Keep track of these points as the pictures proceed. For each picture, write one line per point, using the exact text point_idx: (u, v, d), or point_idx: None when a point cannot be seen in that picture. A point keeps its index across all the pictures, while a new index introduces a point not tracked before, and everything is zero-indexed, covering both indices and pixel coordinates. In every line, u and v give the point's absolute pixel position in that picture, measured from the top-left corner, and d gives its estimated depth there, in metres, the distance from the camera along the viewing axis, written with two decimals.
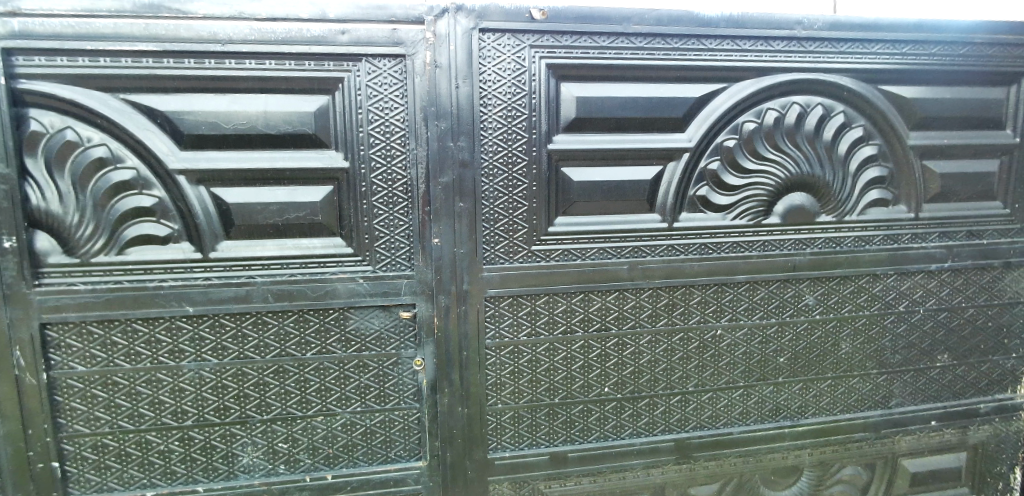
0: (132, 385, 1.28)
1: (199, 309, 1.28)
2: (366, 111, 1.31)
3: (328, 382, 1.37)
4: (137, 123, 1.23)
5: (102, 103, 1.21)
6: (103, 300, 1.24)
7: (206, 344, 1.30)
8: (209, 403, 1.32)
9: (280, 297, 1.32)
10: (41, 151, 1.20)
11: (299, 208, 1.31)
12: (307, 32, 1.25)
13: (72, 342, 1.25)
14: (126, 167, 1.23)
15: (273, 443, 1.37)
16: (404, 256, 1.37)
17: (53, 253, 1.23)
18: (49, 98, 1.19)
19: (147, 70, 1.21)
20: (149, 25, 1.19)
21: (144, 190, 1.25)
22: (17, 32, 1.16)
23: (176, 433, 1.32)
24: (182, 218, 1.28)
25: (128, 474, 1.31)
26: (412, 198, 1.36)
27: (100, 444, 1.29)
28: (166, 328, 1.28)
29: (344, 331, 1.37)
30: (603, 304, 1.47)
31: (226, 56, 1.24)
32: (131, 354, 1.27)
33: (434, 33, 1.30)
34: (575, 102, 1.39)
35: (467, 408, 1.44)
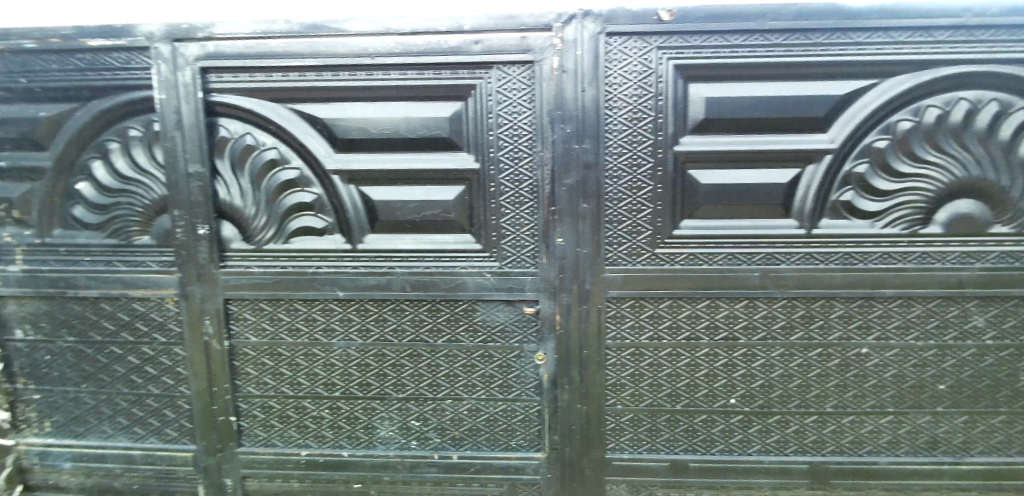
0: (293, 357, 1.45)
1: (348, 294, 1.43)
2: (496, 116, 1.38)
3: (456, 368, 1.47)
4: (302, 129, 1.39)
5: (275, 112, 1.38)
6: (271, 281, 1.42)
7: (354, 325, 1.44)
8: (354, 378, 1.46)
9: (416, 287, 1.43)
10: (228, 153, 1.39)
11: (434, 206, 1.42)
12: (445, 44, 1.35)
13: (248, 316, 1.43)
14: (292, 167, 1.40)
15: (406, 420, 1.48)
16: (528, 254, 1.42)
17: (235, 240, 1.42)
18: (235, 108, 1.37)
19: (310, 83, 1.37)
20: (314, 44, 1.34)
21: (306, 188, 1.41)
22: (212, 54, 1.34)
23: (326, 402, 1.47)
24: (336, 213, 1.43)
25: (287, 434, 1.48)
26: (537, 198, 1.40)
27: (267, 405, 1.47)
28: (321, 308, 1.43)
29: (472, 322, 1.45)
30: (731, 312, 1.41)
31: (375, 68, 1.37)
32: (292, 329, 1.44)
33: (562, 39, 1.34)
34: (704, 103, 1.36)
35: (586, 406, 1.46)
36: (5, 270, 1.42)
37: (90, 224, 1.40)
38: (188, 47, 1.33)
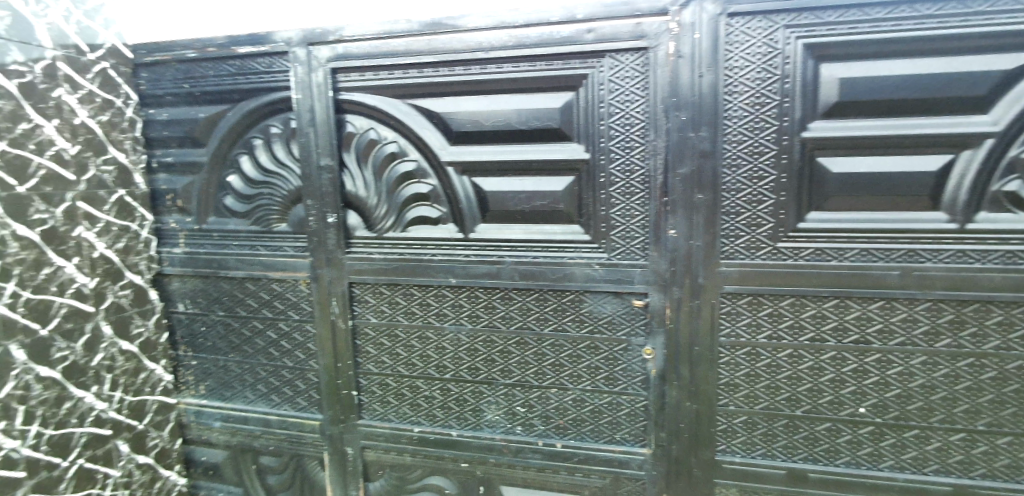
0: (409, 338, 1.54)
1: (460, 281, 1.49)
2: (607, 105, 1.36)
3: (561, 358, 1.48)
4: (420, 123, 1.46)
5: (396, 108, 1.46)
6: (390, 267, 1.51)
7: (464, 311, 1.50)
8: (464, 362, 1.52)
9: (524, 276, 1.46)
10: (354, 147, 1.49)
11: (544, 196, 1.43)
12: (557, 34, 1.35)
13: (369, 299, 1.54)
14: (410, 160, 1.48)
15: (512, 406, 1.52)
16: (638, 245, 1.40)
17: (359, 228, 1.53)
18: (360, 105, 1.47)
19: (428, 79, 1.43)
20: (431, 41, 1.40)
21: (422, 179, 1.48)
22: (341, 55, 1.44)
23: (437, 383, 1.55)
24: (449, 203, 1.49)
25: (402, 410, 1.58)
26: (649, 188, 1.37)
27: (385, 382, 1.57)
28: (435, 294, 1.51)
29: (579, 312, 1.45)
30: (863, 313, 1.29)
31: (488, 62, 1.40)
32: (408, 313, 1.53)
33: (679, 23, 1.29)
34: (837, 84, 1.23)
35: (695, 404, 1.41)
36: (171, 252, 1.63)
37: (238, 213, 1.57)
38: (321, 50, 1.44)
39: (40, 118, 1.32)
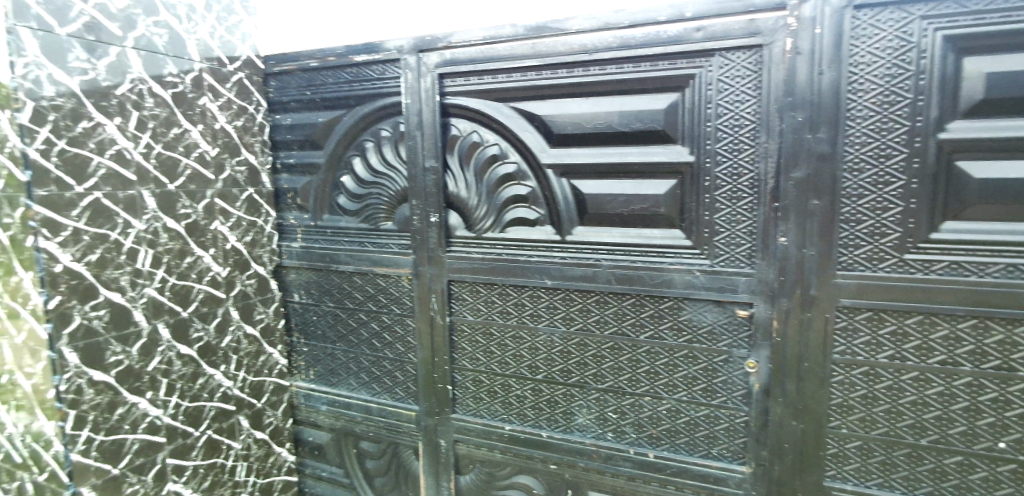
0: (503, 337, 1.57)
1: (555, 282, 1.49)
2: (715, 105, 1.31)
3: (657, 366, 1.44)
4: (521, 126, 1.48)
5: (498, 111, 1.49)
6: (488, 266, 1.55)
7: (559, 313, 1.51)
8: (557, 363, 1.53)
9: (621, 281, 1.44)
10: (457, 149, 1.55)
11: (644, 200, 1.40)
12: (664, 34, 1.32)
13: (467, 296, 1.59)
14: (510, 162, 1.51)
15: (604, 411, 1.50)
16: (744, 253, 1.33)
17: (459, 227, 1.58)
18: (464, 109, 1.52)
19: (530, 82, 1.45)
20: (536, 44, 1.42)
21: (521, 181, 1.51)
22: (448, 60, 1.50)
23: (529, 383, 1.56)
24: (547, 205, 1.50)
25: (493, 407, 1.61)
26: (758, 193, 1.30)
27: (478, 379, 1.61)
28: (530, 295, 1.53)
29: (677, 320, 1.41)
30: (1007, 337, 1.14)
31: (592, 64, 1.39)
32: (503, 312, 1.56)
33: (797, 18, 1.21)
34: (983, 79, 1.09)
35: (802, 424, 1.32)
36: (289, 246, 1.77)
37: (350, 211, 1.68)
38: (430, 56, 1.51)
39: (188, 123, 1.49)
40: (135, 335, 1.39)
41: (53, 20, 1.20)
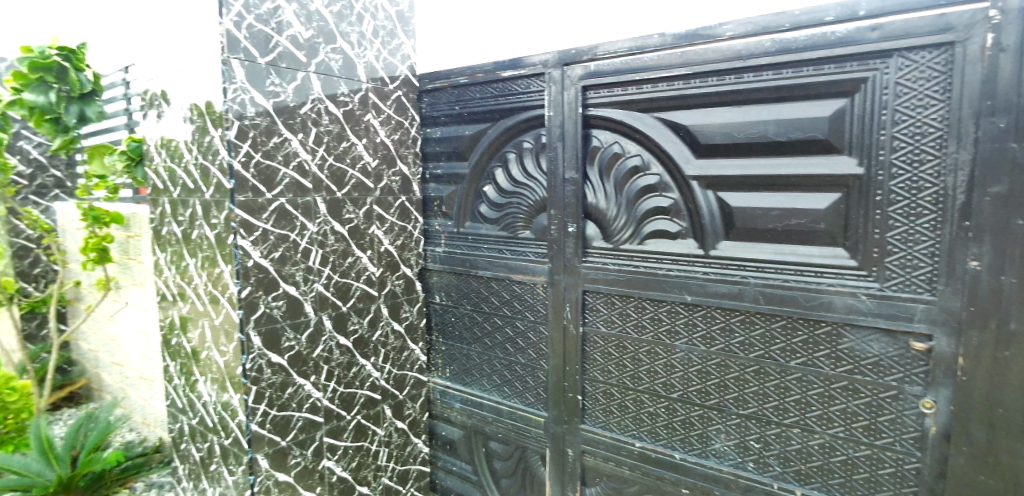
0: (637, 352, 1.54)
1: (696, 299, 1.43)
2: (891, 111, 1.18)
3: (809, 396, 1.32)
4: (665, 136, 1.45)
5: (641, 122, 1.48)
6: (624, 278, 1.53)
7: (698, 332, 1.45)
8: (694, 384, 1.46)
9: (770, 301, 1.34)
10: (598, 160, 1.56)
11: (801, 215, 1.30)
12: (831, 35, 1.22)
13: (601, 308, 1.59)
14: (652, 173, 1.49)
15: (745, 439, 1.41)
16: (923, 276, 1.18)
17: (596, 238, 1.59)
18: (607, 120, 1.53)
19: (678, 91, 1.42)
20: (685, 52, 1.39)
21: (663, 193, 1.48)
22: (593, 72, 1.52)
23: (663, 401, 1.51)
24: (690, 218, 1.45)
25: (624, 422, 1.58)
26: (944, 210, 1.14)
27: (609, 392, 1.60)
28: (667, 310, 1.48)
29: (835, 348, 1.28)
30: None
31: (747, 71, 1.33)
32: (638, 326, 1.53)
33: (1002, 9, 1.05)
34: None
35: (994, 480, 1.12)
36: (434, 250, 1.90)
37: (490, 219, 1.76)
38: (575, 69, 1.54)
39: (355, 138, 1.65)
40: (305, 325, 1.57)
41: (256, 51, 1.41)
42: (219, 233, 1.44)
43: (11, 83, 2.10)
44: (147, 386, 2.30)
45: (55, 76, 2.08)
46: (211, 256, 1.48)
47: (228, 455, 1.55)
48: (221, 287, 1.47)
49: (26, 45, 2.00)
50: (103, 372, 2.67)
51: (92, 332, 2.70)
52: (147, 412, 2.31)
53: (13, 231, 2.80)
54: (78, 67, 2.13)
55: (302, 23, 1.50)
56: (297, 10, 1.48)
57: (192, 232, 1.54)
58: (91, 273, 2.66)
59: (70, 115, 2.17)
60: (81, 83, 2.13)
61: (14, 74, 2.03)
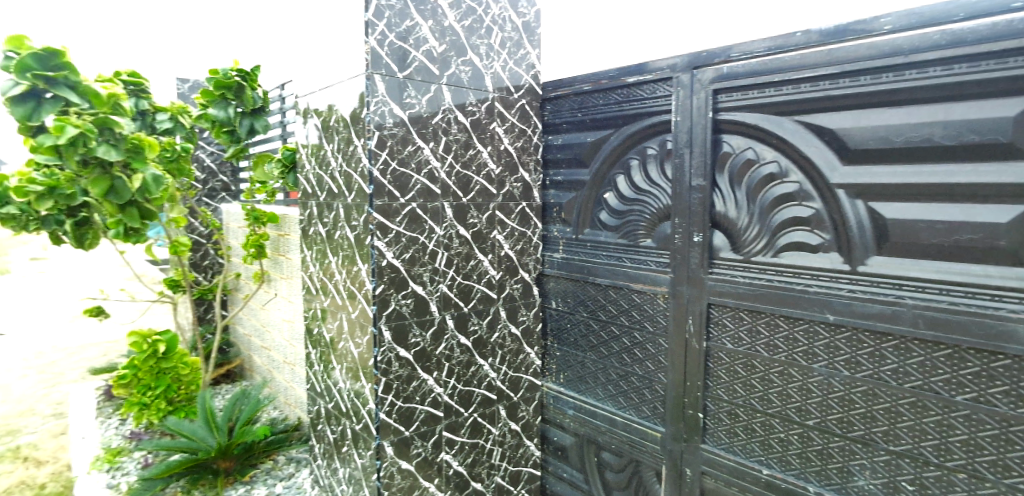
0: (767, 372, 1.44)
1: (840, 319, 1.30)
2: None
3: (980, 438, 1.15)
4: (807, 141, 1.34)
5: (779, 126, 1.38)
6: (755, 292, 1.44)
7: (841, 355, 1.32)
8: (834, 412, 1.33)
9: (932, 326, 1.18)
10: (728, 167, 1.48)
11: (975, 229, 1.13)
12: (1020, 23, 1.04)
13: (727, 323, 1.50)
14: (791, 181, 1.38)
15: (895, 479, 1.26)
16: None
17: (724, 249, 1.50)
18: (740, 124, 1.45)
19: (823, 92, 1.30)
20: (834, 50, 1.27)
21: (803, 202, 1.36)
22: (726, 74, 1.44)
23: (797, 428, 1.40)
24: (835, 230, 1.32)
25: (750, 446, 1.48)
26: None
27: (733, 412, 1.51)
28: (804, 329, 1.37)
29: (1018, 385, 1.10)
30: None
31: (908, 67, 1.18)
32: (770, 345, 1.43)
33: None
34: None
35: None
36: (552, 256, 1.92)
37: (610, 226, 1.75)
38: (706, 72, 1.48)
39: (481, 145, 1.72)
40: (430, 323, 1.66)
41: (396, 66, 1.51)
42: (358, 234, 1.57)
43: (201, 100, 2.49)
44: (290, 370, 2.58)
45: (233, 93, 2.41)
46: (351, 255, 1.61)
47: (359, 439, 1.67)
48: (358, 284, 1.59)
49: (214, 68, 2.34)
50: (254, 353, 3.04)
51: (247, 318, 3.08)
52: (288, 393, 2.59)
53: (191, 227, 3.29)
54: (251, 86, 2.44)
55: (437, 38, 1.59)
56: (433, 27, 1.58)
57: (335, 232, 1.69)
58: (249, 266, 3.04)
59: (242, 128, 2.48)
60: (251, 100, 2.43)
61: (203, 92, 2.40)
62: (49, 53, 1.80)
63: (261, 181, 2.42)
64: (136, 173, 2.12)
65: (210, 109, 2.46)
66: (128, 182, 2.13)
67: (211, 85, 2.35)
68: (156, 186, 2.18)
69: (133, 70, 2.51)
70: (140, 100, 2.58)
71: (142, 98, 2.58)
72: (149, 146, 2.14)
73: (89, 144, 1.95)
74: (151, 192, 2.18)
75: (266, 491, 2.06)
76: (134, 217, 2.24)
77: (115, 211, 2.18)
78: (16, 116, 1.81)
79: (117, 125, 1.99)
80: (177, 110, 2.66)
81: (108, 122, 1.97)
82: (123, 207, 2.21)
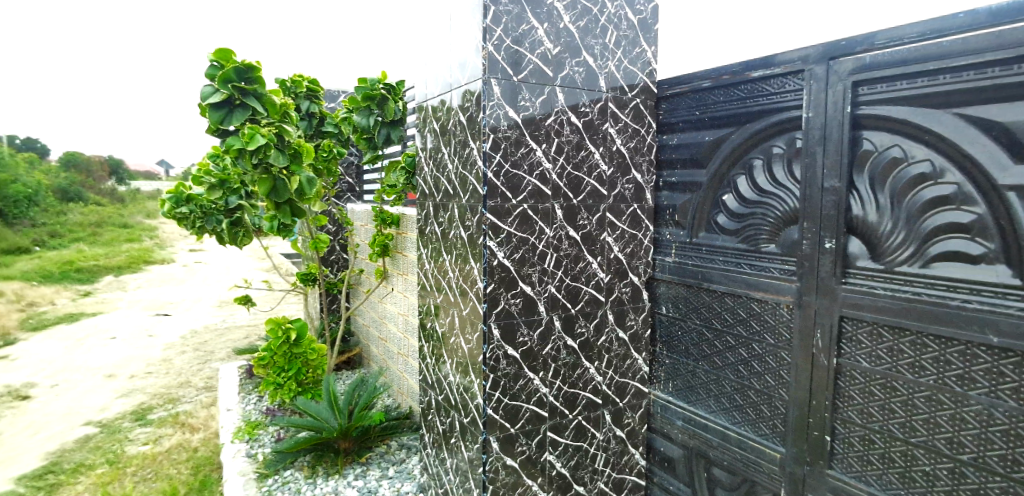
0: (910, 396, 1.28)
1: (1006, 342, 1.10)
2: None
3: None
4: (969, 136, 1.15)
5: (933, 120, 1.20)
6: (898, 307, 1.27)
7: (1007, 383, 1.12)
8: (995, 448, 1.15)
9: None
10: (869, 167, 1.33)
11: None
12: None
13: (863, 338, 1.35)
14: (946, 182, 1.20)
15: None
16: None
17: (862, 257, 1.35)
18: (884, 119, 1.29)
19: (992, 81, 1.10)
20: (1008, 33, 1.06)
21: (963, 206, 1.18)
22: (869, 65, 1.29)
23: (947, 463, 1.22)
24: (1004, 239, 1.11)
25: (887, 478, 1.33)
26: None
27: (867, 438, 1.36)
28: (959, 351, 1.18)
29: None
30: None
31: None
32: (915, 366, 1.26)
33: None
34: None
35: None
36: (664, 260, 1.86)
37: (728, 230, 1.66)
38: (845, 63, 1.34)
39: (593, 147, 1.70)
40: (538, 323, 1.67)
41: (511, 70, 1.54)
42: (471, 234, 1.62)
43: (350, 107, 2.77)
44: (404, 361, 2.74)
45: (377, 103, 2.65)
46: (464, 255, 1.67)
47: (467, 432, 1.73)
48: (470, 282, 1.65)
49: (364, 77, 2.60)
50: (373, 344, 3.28)
51: (369, 310, 3.33)
52: (402, 383, 2.75)
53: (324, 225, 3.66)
54: (393, 98, 2.67)
55: (552, 40, 1.59)
56: (548, 29, 1.58)
57: (450, 232, 1.76)
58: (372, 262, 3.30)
59: (380, 136, 2.71)
60: (391, 111, 2.64)
61: (352, 101, 2.67)
62: (246, 68, 2.34)
63: (388, 186, 2.56)
64: (295, 176, 2.59)
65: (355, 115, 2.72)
66: (287, 184, 2.59)
67: (361, 94, 2.61)
68: (308, 188, 2.65)
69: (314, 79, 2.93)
70: (311, 104, 2.98)
71: (314, 102, 2.98)
72: (306, 152, 2.63)
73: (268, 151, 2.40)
74: (304, 193, 2.65)
75: (380, 474, 2.19)
76: (286, 214, 2.69)
77: (274, 207, 2.66)
78: (214, 119, 2.34)
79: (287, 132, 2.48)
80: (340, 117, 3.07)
81: (282, 132, 2.48)
82: (280, 205, 2.68)
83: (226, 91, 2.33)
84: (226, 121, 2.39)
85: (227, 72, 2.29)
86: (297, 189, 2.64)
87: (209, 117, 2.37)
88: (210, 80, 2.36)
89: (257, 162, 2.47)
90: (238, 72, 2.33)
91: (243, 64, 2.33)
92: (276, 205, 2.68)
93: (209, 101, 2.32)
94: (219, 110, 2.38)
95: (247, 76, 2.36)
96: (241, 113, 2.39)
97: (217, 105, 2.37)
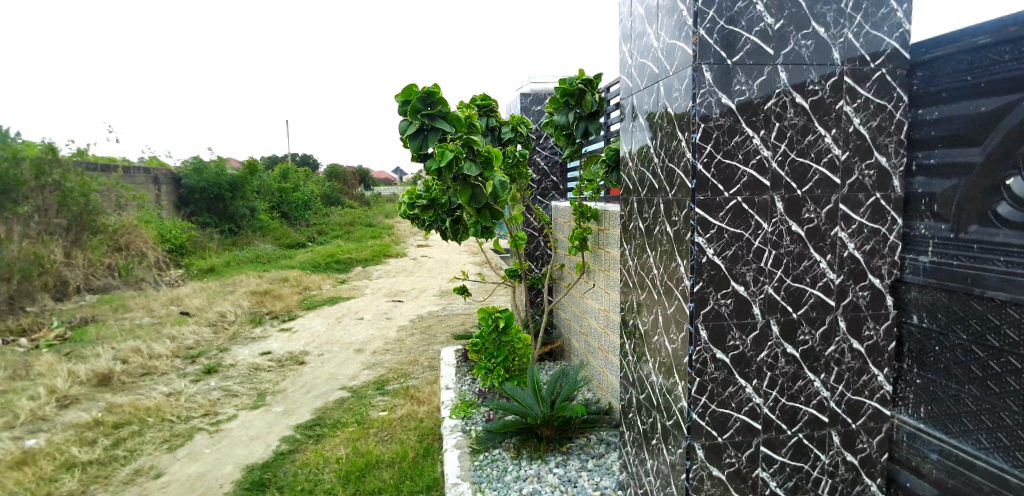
0: None
1: None
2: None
3: None
4: None
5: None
6: None
7: None
8: None
9: None
10: None
11: None
12: None
13: None
14: None
15: None
16: None
17: None
18: None
19: None
20: None
21: None
22: None
23: None
24: None
25: None
26: None
27: None
28: None
29: None
30: None
31: None
32: None
33: None
34: None
35: None
36: (916, 260, 1.56)
37: (1015, 223, 1.26)
38: None
39: (824, 129, 1.50)
40: (752, 326, 1.53)
41: (724, 52, 1.43)
42: (678, 230, 1.56)
43: (552, 107, 2.88)
44: (604, 356, 2.78)
45: (576, 100, 2.71)
46: (670, 251, 1.61)
47: (669, 434, 1.67)
48: (676, 279, 1.58)
49: (563, 78, 2.68)
50: (573, 337, 3.40)
51: (569, 305, 3.46)
52: (601, 378, 2.80)
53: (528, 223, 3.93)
54: (590, 92, 2.69)
55: (773, 14, 1.44)
56: (769, 3, 1.44)
57: (655, 228, 1.72)
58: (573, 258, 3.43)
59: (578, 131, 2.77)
60: (588, 103, 2.67)
61: (553, 102, 2.78)
62: (429, 95, 2.55)
63: (588, 180, 2.73)
64: (490, 181, 2.77)
65: (557, 115, 2.83)
66: (484, 189, 2.81)
67: (560, 94, 2.68)
68: (502, 191, 2.78)
69: (484, 95, 3.20)
70: (489, 119, 3.25)
71: (491, 116, 3.24)
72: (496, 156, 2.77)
73: (460, 164, 2.65)
74: (499, 196, 2.79)
75: (580, 465, 2.25)
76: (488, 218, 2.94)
77: (475, 212, 2.92)
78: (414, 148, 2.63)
79: (475, 143, 2.66)
80: (517, 122, 3.28)
81: (470, 144, 2.67)
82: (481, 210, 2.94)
83: (417, 121, 2.59)
84: (423, 147, 2.66)
85: (414, 104, 2.53)
86: (493, 193, 2.82)
87: (410, 147, 2.67)
88: (404, 115, 2.67)
89: (456, 175, 2.74)
90: (423, 100, 2.56)
91: (425, 91, 2.54)
92: (477, 211, 2.93)
93: (406, 133, 2.61)
94: (416, 139, 2.69)
95: (430, 101, 2.57)
96: (433, 136, 2.62)
97: (414, 135, 2.65)
